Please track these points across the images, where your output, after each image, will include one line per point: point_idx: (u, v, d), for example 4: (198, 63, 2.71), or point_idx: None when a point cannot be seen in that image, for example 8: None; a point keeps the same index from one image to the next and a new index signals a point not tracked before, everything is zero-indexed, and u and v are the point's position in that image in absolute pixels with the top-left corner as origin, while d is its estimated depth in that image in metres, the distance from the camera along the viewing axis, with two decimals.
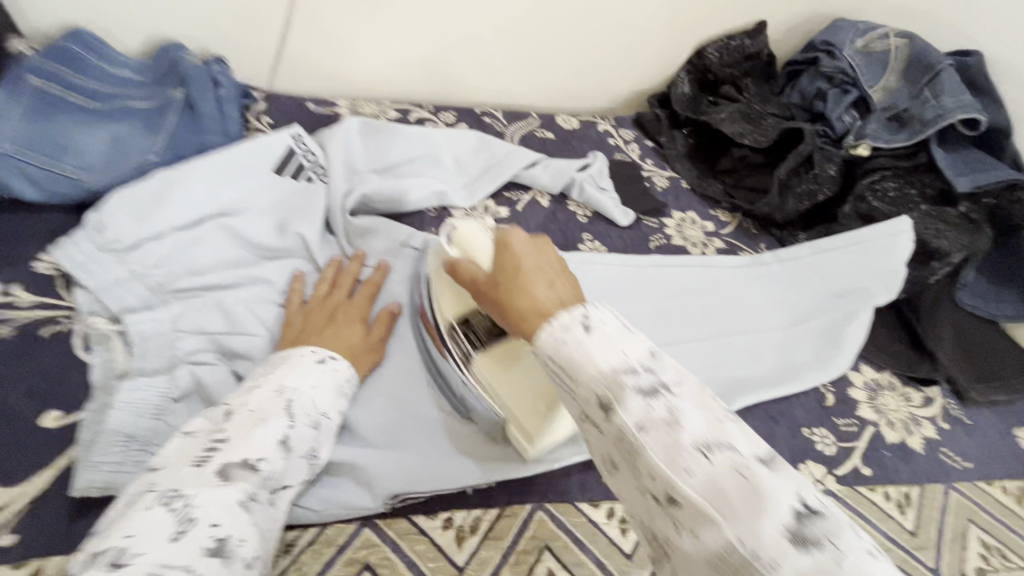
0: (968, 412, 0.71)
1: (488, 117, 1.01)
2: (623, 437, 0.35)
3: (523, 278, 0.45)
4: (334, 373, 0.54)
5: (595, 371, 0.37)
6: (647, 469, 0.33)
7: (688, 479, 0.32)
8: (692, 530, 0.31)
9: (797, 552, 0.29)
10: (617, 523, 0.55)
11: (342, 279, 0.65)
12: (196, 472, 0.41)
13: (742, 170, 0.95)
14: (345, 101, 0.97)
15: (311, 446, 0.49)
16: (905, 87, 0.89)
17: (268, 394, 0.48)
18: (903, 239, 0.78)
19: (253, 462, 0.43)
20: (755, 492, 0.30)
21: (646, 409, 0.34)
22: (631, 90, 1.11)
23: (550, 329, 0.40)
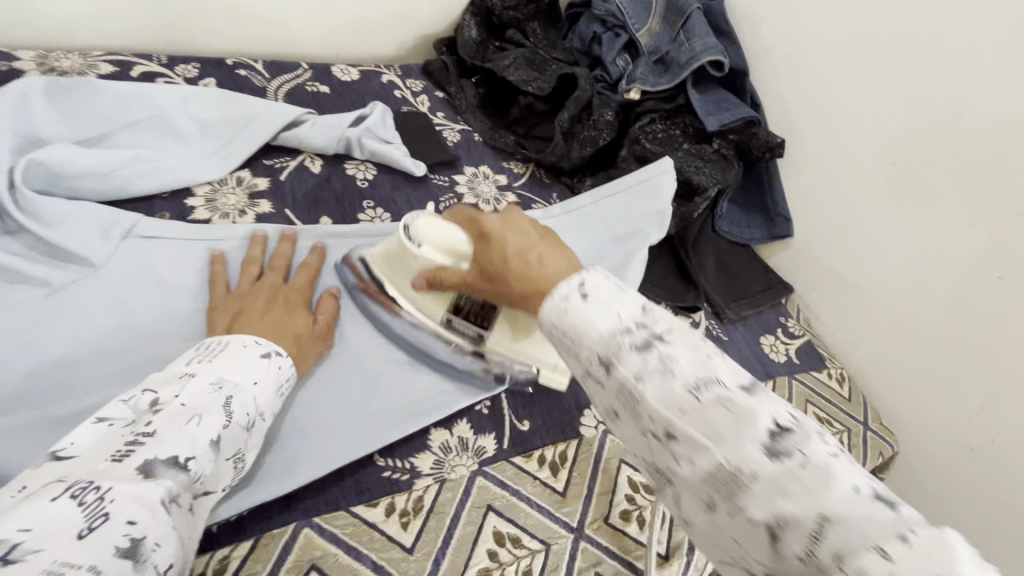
0: (725, 329, 0.81)
1: (245, 69, 0.85)
2: (625, 390, 0.36)
3: (514, 263, 0.45)
4: (277, 371, 0.50)
5: (596, 335, 0.37)
6: (646, 411, 0.35)
7: (686, 419, 0.34)
8: (752, 506, 0.31)
9: (773, 463, 0.31)
10: (397, 517, 0.50)
11: (275, 264, 0.61)
12: (118, 467, 0.35)
13: (530, 119, 0.93)
14: (31, 53, 0.74)
15: (239, 447, 0.44)
16: (666, 30, 0.93)
17: (204, 386, 0.44)
18: (666, 178, 0.82)
19: (183, 460, 0.38)
20: (743, 419, 0.32)
21: (644, 360, 0.36)
22: (416, 34, 1.02)
23: (550, 304, 0.40)
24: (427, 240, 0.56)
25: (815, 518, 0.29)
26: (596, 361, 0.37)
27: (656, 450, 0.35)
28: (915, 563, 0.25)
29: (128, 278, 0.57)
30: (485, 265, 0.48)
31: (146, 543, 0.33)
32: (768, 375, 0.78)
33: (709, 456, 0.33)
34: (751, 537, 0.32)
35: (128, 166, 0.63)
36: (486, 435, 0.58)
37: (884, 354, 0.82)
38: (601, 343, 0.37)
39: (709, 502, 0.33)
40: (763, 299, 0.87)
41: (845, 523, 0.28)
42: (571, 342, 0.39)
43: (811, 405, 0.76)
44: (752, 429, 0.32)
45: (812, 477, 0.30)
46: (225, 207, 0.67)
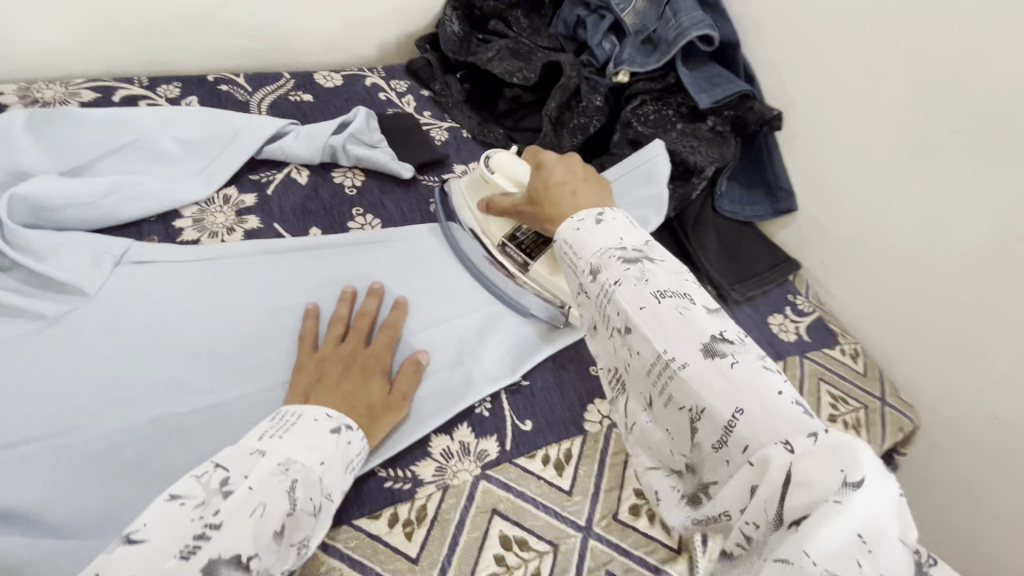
0: (731, 312, 0.79)
1: (227, 85, 0.84)
2: (603, 293, 0.42)
3: (549, 194, 0.56)
4: (347, 447, 0.47)
5: (593, 250, 0.45)
6: (615, 307, 0.41)
7: (644, 316, 0.39)
8: (679, 394, 0.37)
9: (708, 361, 0.36)
10: (401, 528, 0.50)
11: (360, 323, 0.59)
12: (183, 570, 0.34)
13: (518, 111, 0.92)
14: (13, 85, 0.74)
15: (305, 534, 0.41)
16: (652, 7, 0.89)
17: (273, 469, 0.41)
18: (660, 160, 0.80)
19: (245, 559, 0.36)
20: (691, 327, 0.38)
21: (626, 271, 0.42)
22: (398, 34, 1.00)
23: (567, 224, 0.48)
24: (502, 173, 0.66)
25: (732, 415, 0.34)
26: (586, 276, 0.44)
27: (618, 349, 0.41)
28: (811, 456, 0.30)
29: (123, 303, 0.56)
30: (531, 192, 0.59)
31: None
32: (777, 355, 0.76)
33: (651, 347, 0.38)
34: (677, 427, 0.37)
35: (115, 193, 0.62)
36: (487, 437, 0.57)
37: (886, 315, 0.81)
38: (593, 255, 0.44)
39: (649, 399, 0.40)
40: (769, 278, 0.84)
41: (755, 416, 0.33)
42: (573, 261, 0.46)
43: (824, 384, 0.74)
44: (696, 338, 0.37)
45: (727, 378, 0.35)
46: (214, 225, 0.67)
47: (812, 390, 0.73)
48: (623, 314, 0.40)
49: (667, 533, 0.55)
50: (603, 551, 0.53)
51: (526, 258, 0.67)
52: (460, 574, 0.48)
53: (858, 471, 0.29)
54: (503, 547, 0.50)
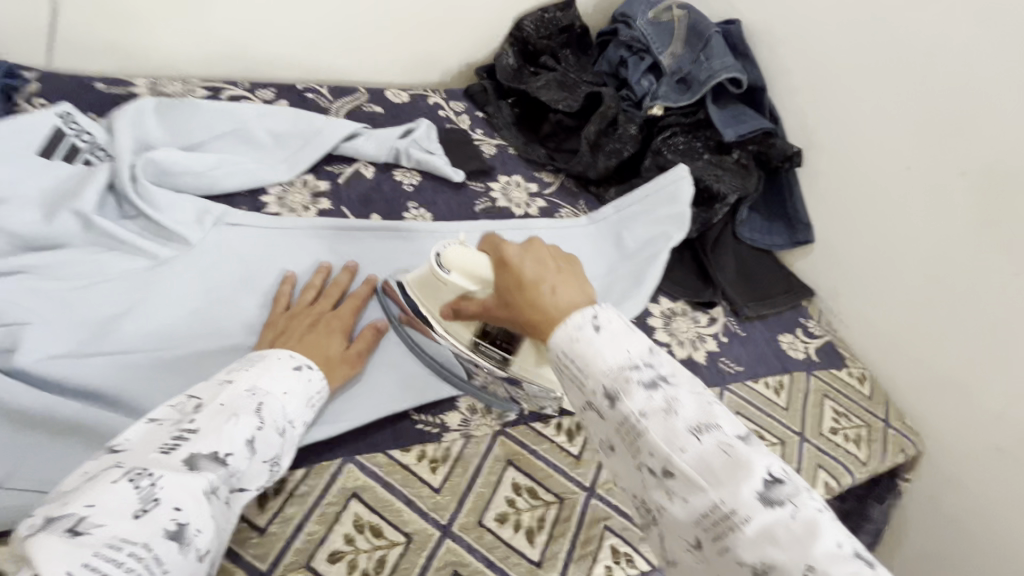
0: (744, 326, 0.84)
1: (312, 93, 0.98)
2: (626, 424, 0.40)
3: (525, 292, 0.48)
4: (307, 381, 0.53)
5: (604, 367, 0.42)
6: (648, 447, 0.39)
7: (683, 455, 0.38)
8: (740, 550, 0.35)
9: (765, 509, 0.35)
10: (427, 463, 0.57)
11: (331, 290, 0.66)
12: (164, 459, 0.39)
13: (560, 134, 1.02)
14: (144, 80, 0.89)
15: (275, 452, 0.47)
16: (687, 52, 1.00)
17: (240, 392, 0.47)
18: (683, 183, 0.87)
19: (221, 456, 0.41)
20: (738, 465, 0.37)
21: (650, 398, 0.40)
22: (460, 63, 1.14)
23: (563, 332, 0.44)
24: (452, 266, 0.58)
25: (803, 569, 0.33)
26: (601, 397, 0.41)
27: (650, 485, 0.39)
28: None
29: (217, 255, 0.67)
30: (501, 290, 0.51)
31: (188, 529, 0.37)
32: (786, 369, 0.80)
33: (659, 454, 0.39)
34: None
35: (220, 168, 0.75)
36: (508, 401, 0.64)
37: (893, 346, 0.85)
38: (608, 376, 0.41)
39: (697, 542, 0.38)
40: (783, 301, 0.89)
41: (827, 570, 0.33)
42: (578, 376, 0.43)
43: (829, 400, 0.78)
44: (748, 480, 0.36)
45: (793, 530, 0.34)
46: (293, 203, 0.78)
47: (815, 402, 0.77)
48: (646, 435, 0.39)
49: None
50: (604, 510, 0.58)
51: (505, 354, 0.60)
52: (475, 509, 0.55)
53: None
54: (514, 492, 0.57)
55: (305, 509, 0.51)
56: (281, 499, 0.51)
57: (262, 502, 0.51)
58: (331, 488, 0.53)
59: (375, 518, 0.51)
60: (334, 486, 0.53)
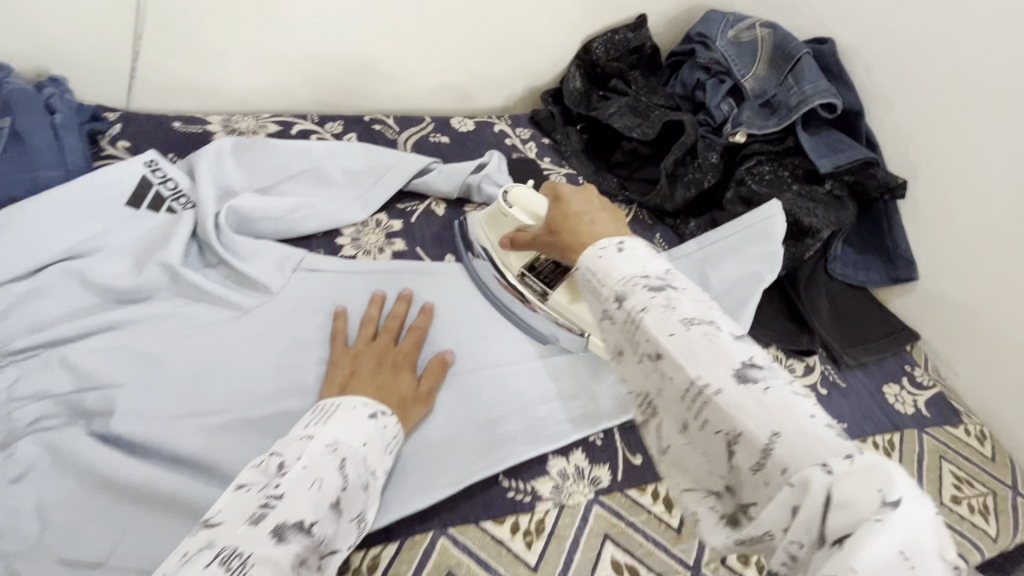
0: (844, 376, 0.77)
1: (379, 125, 0.97)
2: (631, 320, 0.40)
3: (569, 223, 0.51)
4: (382, 429, 0.51)
5: (620, 278, 0.42)
6: (646, 333, 0.39)
7: (671, 340, 0.37)
8: (723, 418, 0.35)
9: (740, 384, 0.35)
10: (522, 536, 0.53)
11: (389, 325, 0.63)
12: (255, 532, 0.37)
13: (634, 162, 0.97)
14: (218, 117, 0.90)
15: (359, 508, 0.46)
16: (773, 75, 0.94)
17: (323, 449, 0.45)
18: (777, 220, 0.83)
19: (307, 524, 0.40)
20: (721, 351, 0.36)
21: (652, 297, 0.39)
22: (524, 87, 1.11)
23: (589, 252, 0.45)
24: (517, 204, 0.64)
25: (768, 436, 0.33)
26: (615, 302, 0.41)
27: (648, 371, 0.39)
28: (852, 478, 0.29)
29: (299, 303, 0.66)
30: (550, 222, 0.55)
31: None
32: (895, 426, 0.73)
33: (685, 373, 0.37)
34: (710, 446, 0.36)
35: (297, 210, 0.74)
36: (600, 465, 0.60)
37: (1019, 400, 0.76)
38: (619, 282, 0.41)
39: (684, 425, 0.38)
40: (887, 348, 0.81)
41: (795, 440, 0.33)
42: (596, 281, 0.43)
43: (946, 462, 0.71)
44: (728, 361, 0.36)
45: (772, 412, 0.34)
46: (368, 245, 0.76)
47: (932, 465, 0.70)
48: (642, 319, 0.39)
49: None
50: None
51: (545, 287, 0.67)
52: None
53: (896, 490, 0.28)
54: (615, 572, 0.53)
55: None
56: None
57: None
58: (427, 566, 0.50)
59: None
60: (429, 564, 0.50)
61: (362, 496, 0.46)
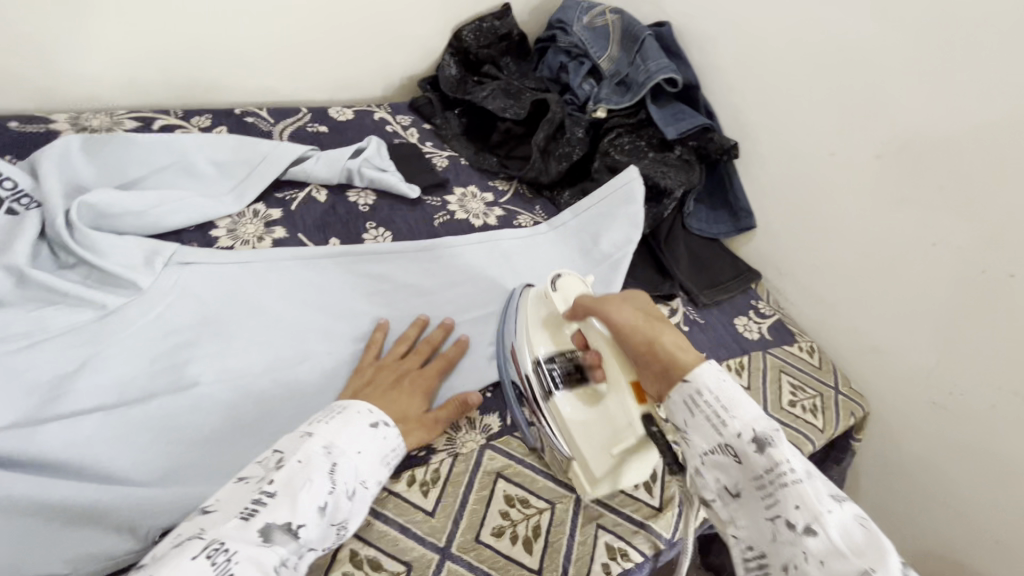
0: (702, 314, 0.89)
1: (251, 117, 0.95)
2: (729, 441, 0.43)
3: (647, 342, 0.51)
4: (383, 441, 0.52)
5: (716, 390, 0.44)
6: (791, 499, 0.39)
7: (779, 474, 0.40)
8: (820, 561, 0.36)
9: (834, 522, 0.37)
10: (418, 487, 0.57)
11: (422, 346, 0.66)
12: (247, 526, 0.39)
13: (511, 142, 1.04)
14: (64, 115, 0.83)
15: (343, 514, 0.46)
16: (624, 55, 1.04)
17: (318, 449, 0.47)
18: (635, 185, 0.92)
19: (295, 526, 0.41)
20: (824, 496, 0.39)
21: (755, 430, 0.42)
22: (401, 75, 1.13)
23: (705, 375, 0.45)
24: (565, 290, 0.65)
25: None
26: (749, 441, 0.42)
27: (744, 489, 0.42)
28: None
29: (170, 296, 0.64)
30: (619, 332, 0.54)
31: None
32: (744, 351, 0.86)
33: (785, 493, 0.39)
34: (778, 550, 0.39)
35: (162, 205, 0.71)
36: (491, 415, 0.66)
37: (839, 318, 0.92)
38: (717, 397, 0.44)
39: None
40: (734, 288, 0.94)
41: (883, 574, 0.35)
42: (717, 414, 0.43)
43: (784, 375, 0.84)
44: (836, 513, 0.38)
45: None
46: (245, 235, 0.75)
47: (773, 378, 0.83)
48: (796, 483, 0.39)
49: (650, 494, 0.63)
50: (594, 509, 0.60)
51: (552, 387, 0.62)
52: (470, 527, 0.55)
53: None
54: (507, 504, 0.58)
55: None
56: None
57: None
58: None
59: (370, 550, 0.51)
60: None
61: (350, 506, 0.46)
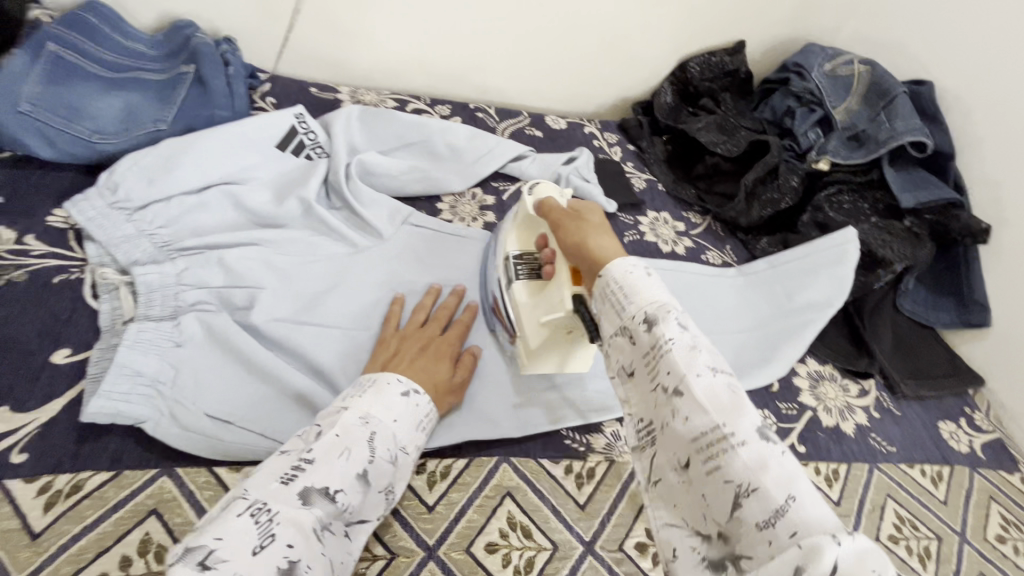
0: (898, 404, 0.79)
1: (482, 113, 1.07)
2: (654, 348, 0.42)
3: (577, 235, 0.55)
4: (416, 408, 0.53)
5: (645, 299, 0.44)
6: (665, 366, 0.41)
7: (698, 379, 0.39)
8: (731, 471, 0.36)
9: (760, 438, 0.36)
10: (574, 477, 0.59)
11: (439, 314, 0.66)
12: (284, 489, 0.41)
13: (714, 176, 1.02)
14: (346, 89, 1.02)
15: (387, 482, 0.48)
16: (865, 109, 0.96)
17: (355, 419, 0.48)
18: (852, 247, 0.86)
19: (334, 491, 0.43)
20: (738, 400, 0.38)
21: (681, 333, 0.42)
22: (617, 97, 1.17)
23: (619, 265, 0.48)
24: (540, 194, 0.65)
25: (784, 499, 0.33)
26: (641, 320, 0.43)
27: (660, 404, 0.41)
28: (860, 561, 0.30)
29: (402, 251, 0.75)
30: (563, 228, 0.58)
31: (300, 566, 0.39)
32: (946, 461, 0.74)
33: (706, 418, 0.38)
34: (722, 497, 0.36)
35: (409, 176, 0.84)
36: None
37: None
38: (646, 304, 0.44)
39: (686, 460, 0.39)
40: (948, 386, 0.82)
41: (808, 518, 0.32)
42: (619, 299, 0.46)
43: (995, 504, 0.71)
44: (743, 417, 0.37)
45: (773, 461, 0.35)
46: (464, 214, 0.86)
47: (980, 503, 0.71)
48: (669, 353, 0.41)
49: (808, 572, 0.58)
50: None
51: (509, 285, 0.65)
52: (616, 533, 0.56)
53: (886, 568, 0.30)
54: (654, 525, 0.58)
55: (465, 497, 0.55)
56: (447, 483, 0.55)
57: (432, 483, 0.55)
58: (489, 484, 0.56)
59: (527, 519, 0.55)
60: (491, 482, 0.56)
61: (390, 472, 0.48)
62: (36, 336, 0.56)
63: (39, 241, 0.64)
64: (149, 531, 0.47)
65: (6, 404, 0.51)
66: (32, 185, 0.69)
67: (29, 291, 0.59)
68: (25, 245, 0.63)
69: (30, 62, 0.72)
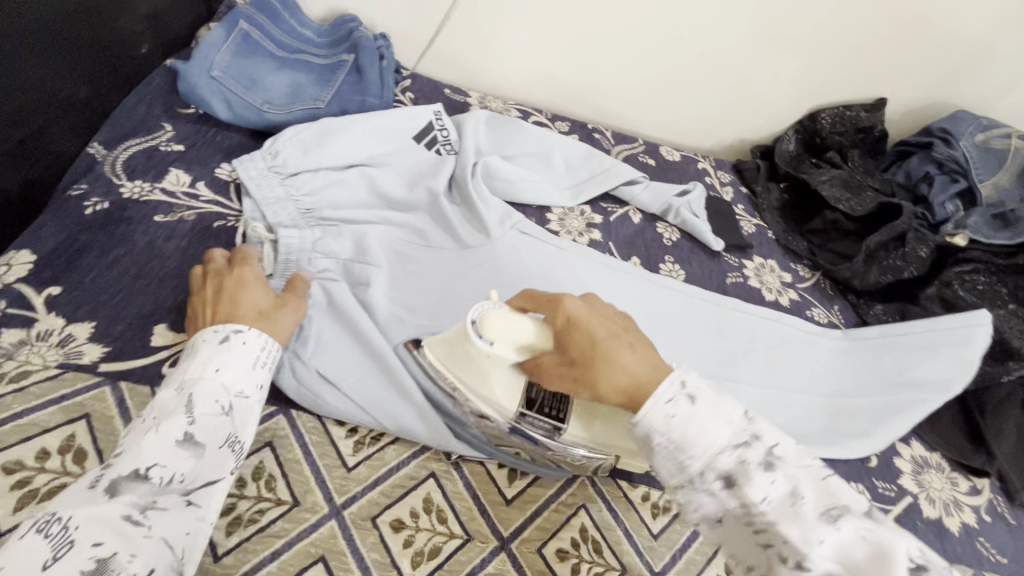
0: (1014, 514, 0.71)
1: (599, 134, 1.09)
2: (749, 514, 0.39)
3: (588, 369, 0.46)
4: (241, 345, 0.52)
5: (709, 445, 0.41)
6: (780, 538, 0.38)
7: (819, 547, 0.37)
8: None
9: None
10: (650, 506, 0.58)
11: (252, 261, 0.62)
12: (89, 494, 0.39)
13: (830, 233, 0.98)
14: (476, 94, 1.08)
15: (222, 436, 0.46)
16: (1017, 188, 0.91)
17: (168, 394, 0.46)
18: (981, 331, 0.80)
19: (143, 472, 0.41)
20: (878, 550, 0.36)
21: (768, 481, 0.39)
22: (737, 138, 1.16)
23: (653, 404, 0.43)
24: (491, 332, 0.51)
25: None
26: (716, 479, 0.41)
27: (775, 567, 0.39)
28: None
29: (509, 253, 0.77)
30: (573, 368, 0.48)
31: (119, 556, 0.36)
32: None
33: None
34: None
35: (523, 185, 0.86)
36: None
37: None
38: (710, 453, 0.41)
39: None
40: None
41: None
42: (674, 448, 0.42)
43: None
44: (894, 567, 0.35)
45: (869, 549, 0.36)
46: (571, 228, 0.87)
47: None
48: (772, 526, 0.38)
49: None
50: None
51: (554, 424, 0.54)
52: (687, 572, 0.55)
53: None
54: None
55: (541, 499, 0.56)
56: (526, 481, 0.57)
57: (512, 478, 0.57)
58: (565, 491, 0.57)
59: (599, 536, 0.55)
60: (568, 491, 0.57)
61: (224, 422, 0.46)
62: (194, 269, 0.64)
63: (207, 189, 0.73)
64: (262, 460, 0.52)
65: (163, 322, 0.58)
66: (206, 139, 0.79)
67: (194, 229, 0.67)
68: (196, 191, 0.72)
69: (224, 37, 0.83)
